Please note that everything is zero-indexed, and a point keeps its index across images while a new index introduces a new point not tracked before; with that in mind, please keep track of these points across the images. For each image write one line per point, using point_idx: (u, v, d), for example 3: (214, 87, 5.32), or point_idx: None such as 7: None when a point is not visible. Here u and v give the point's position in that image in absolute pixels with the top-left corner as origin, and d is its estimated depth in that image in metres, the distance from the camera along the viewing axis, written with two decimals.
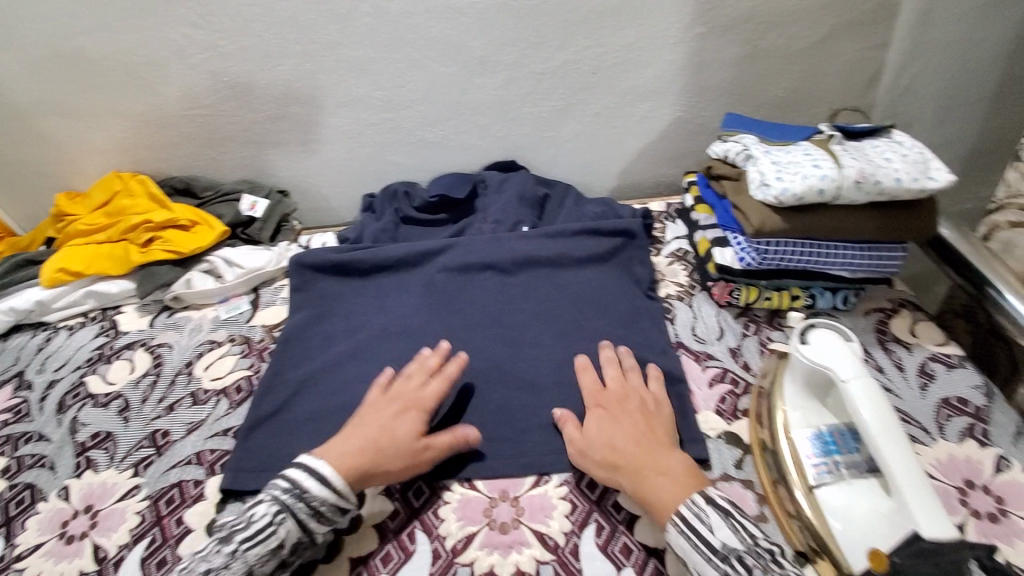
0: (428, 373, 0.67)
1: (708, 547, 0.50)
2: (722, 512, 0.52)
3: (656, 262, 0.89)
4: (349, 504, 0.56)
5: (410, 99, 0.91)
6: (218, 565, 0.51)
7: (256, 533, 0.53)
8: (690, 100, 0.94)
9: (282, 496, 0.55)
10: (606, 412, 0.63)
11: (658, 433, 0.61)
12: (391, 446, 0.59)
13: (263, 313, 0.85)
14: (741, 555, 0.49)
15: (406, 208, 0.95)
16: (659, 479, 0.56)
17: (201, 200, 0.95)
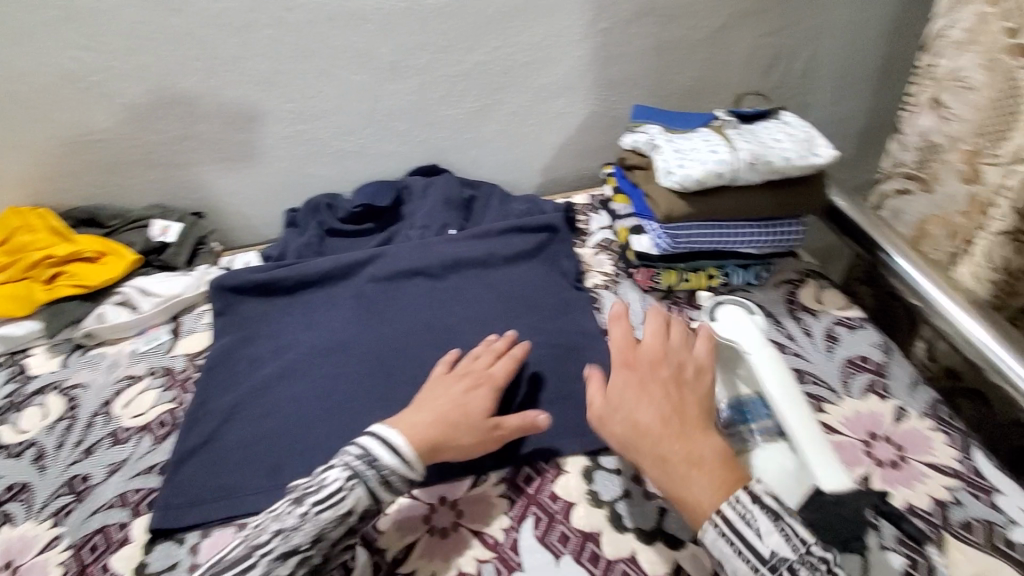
0: (497, 354, 0.68)
1: (752, 552, 0.46)
2: (771, 514, 0.47)
3: (582, 254, 0.91)
4: (417, 475, 0.57)
5: (324, 109, 0.90)
6: (290, 526, 0.52)
7: (329, 496, 0.53)
8: (603, 94, 0.97)
9: (354, 462, 0.55)
10: (632, 383, 0.56)
11: (693, 411, 0.55)
12: (467, 418, 0.60)
13: (185, 341, 0.82)
14: (792, 566, 0.45)
15: (330, 220, 0.94)
16: (693, 475, 0.50)
17: (108, 229, 0.91)
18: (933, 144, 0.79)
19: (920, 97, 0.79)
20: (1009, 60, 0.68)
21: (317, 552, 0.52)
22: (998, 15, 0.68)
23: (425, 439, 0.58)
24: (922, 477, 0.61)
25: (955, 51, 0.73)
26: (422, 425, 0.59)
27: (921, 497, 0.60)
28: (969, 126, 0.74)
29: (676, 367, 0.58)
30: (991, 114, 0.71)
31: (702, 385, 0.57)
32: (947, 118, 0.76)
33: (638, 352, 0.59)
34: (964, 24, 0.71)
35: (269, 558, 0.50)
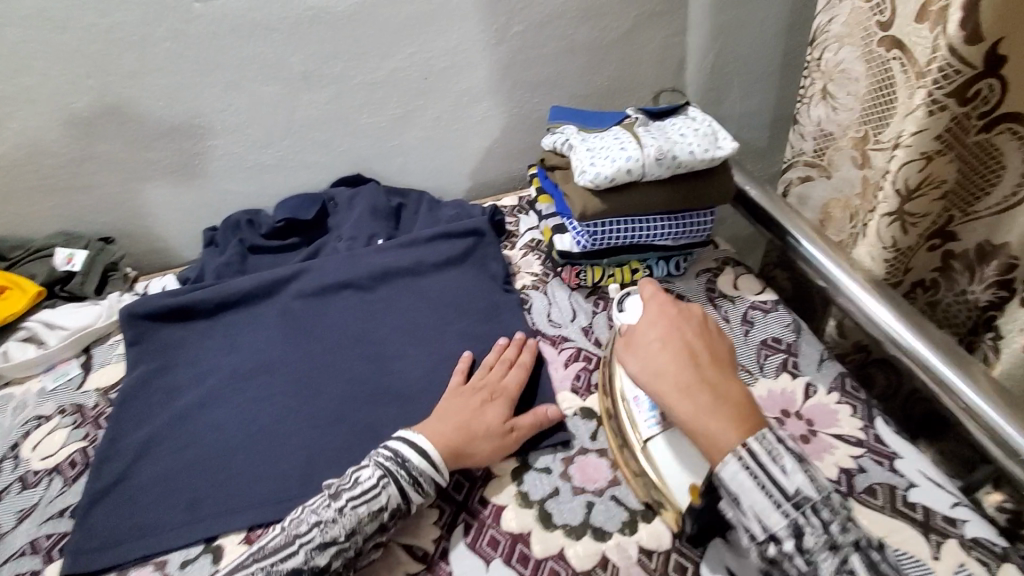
0: (508, 363, 0.72)
1: (775, 488, 0.48)
2: (794, 456, 0.49)
3: (511, 256, 0.92)
4: (444, 480, 0.60)
5: (236, 123, 0.87)
6: (328, 518, 0.55)
7: (363, 493, 0.56)
8: (524, 95, 0.98)
9: (385, 463, 0.59)
10: (664, 325, 0.59)
11: (719, 356, 0.57)
12: (489, 425, 0.64)
13: (97, 375, 0.77)
14: (815, 504, 0.47)
15: (251, 237, 0.91)
16: (719, 411, 0.52)
17: (8, 261, 0.85)
18: (827, 132, 0.85)
19: (812, 88, 0.85)
20: (882, 51, 0.73)
21: (353, 546, 0.55)
22: (870, 10, 0.72)
23: (451, 446, 0.61)
24: (830, 448, 0.65)
25: (836, 45, 0.78)
26: (451, 432, 0.62)
27: (829, 468, 0.64)
28: (855, 115, 0.80)
29: (708, 319, 0.61)
30: (872, 102, 0.76)
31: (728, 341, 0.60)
32: (836, 108, 0.82)
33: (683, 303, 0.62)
34: (842, 18, 0.76)
35: (309, 549, 0.53)
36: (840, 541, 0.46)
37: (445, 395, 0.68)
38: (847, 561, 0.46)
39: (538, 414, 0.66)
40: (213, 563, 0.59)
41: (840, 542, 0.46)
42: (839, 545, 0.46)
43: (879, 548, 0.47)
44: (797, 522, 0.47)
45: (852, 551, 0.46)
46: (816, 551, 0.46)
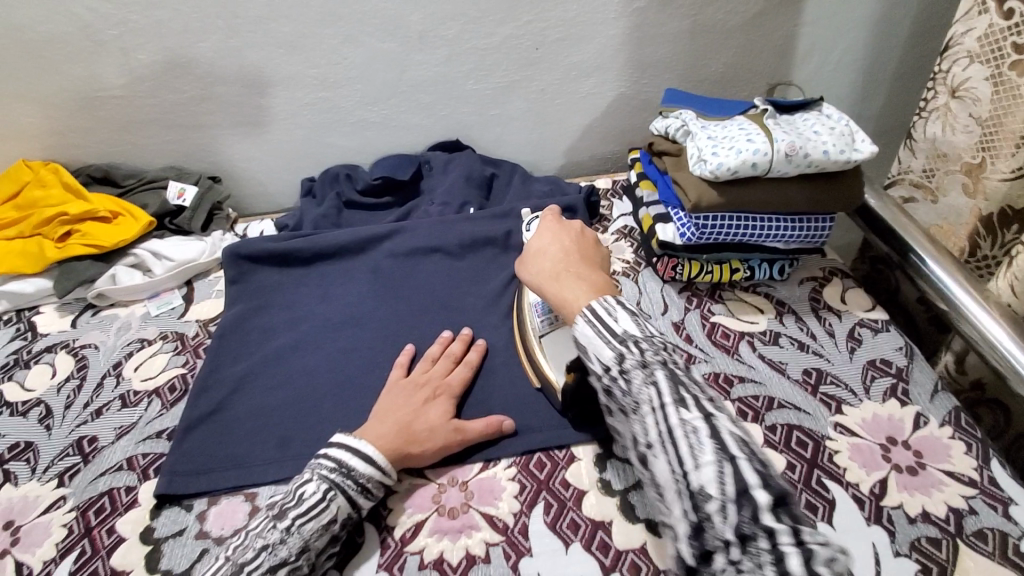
0: (453, 360, 0.69)
1: (609, 335, 0.48)
2: (630, 312, 0.50)
3: (603, 240, 0.89)
4: (391, 479, 0.58)
5: (347, 76, 0.87)
6: (275, 541, 0.50)
7: (311, 509, 0.52)
8: (633, 75, 0.94)
9: (330, 475, 0.55)
10: (546, 229, 0.64)
11: (589, 252, 0.61)
12: (432, 425, 0.61)
13: (197, 308, 0.81)
14: (637, 341, 0.47)
15: (348, 191, 0.93)
16: (575, 282, 0.55)
17: (122, 188, 0.89)
18: (941, 152, 0.78)
19: (934, 102, 0.76)
20: (1016, 76, 0.66)
21: (305, 562, 0.51)
22: (1010, 29, 0.65)
23: (398, 446, 0.58)
24: (939, 484, 0.60)
25: (966, 60, 0.70)
26: (394, 434, 0.59)
27: (939, 504, 0.59)
28: (973, 138, 0.73)
29: (587, 231, 0.64)
30: (992, 127, 0.71)
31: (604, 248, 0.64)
32: (953, 128, 0.75)
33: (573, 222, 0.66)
34: (977, 33, 0.68)
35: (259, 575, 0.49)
36: (648, 359, 0.46)
37: (388, 388, 0.65)
38: (652, 375, 0.45)
39: (489, 423, 0.63)
40: None
41: (648, 360, 0.46)
42: (647, 363, 0.45)
43: (688, 367, 0.46)
44: (623, 357, 0.47)
45: (656, 366, 0.45)
46: (631, 372, 0.46)
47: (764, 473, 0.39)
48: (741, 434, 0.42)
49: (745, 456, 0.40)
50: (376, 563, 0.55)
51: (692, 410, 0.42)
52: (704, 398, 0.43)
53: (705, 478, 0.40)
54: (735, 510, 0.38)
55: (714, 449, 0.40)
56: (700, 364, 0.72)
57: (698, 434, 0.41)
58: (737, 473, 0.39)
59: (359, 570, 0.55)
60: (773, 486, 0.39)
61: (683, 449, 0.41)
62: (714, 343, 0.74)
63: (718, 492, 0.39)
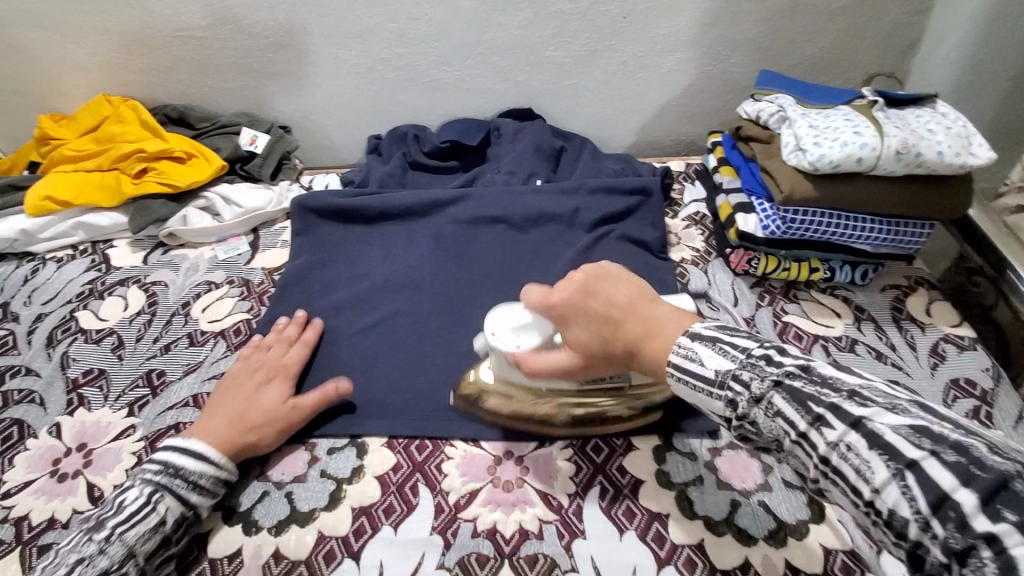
0: (288, 342, 0.66)
1: (707, 384, 0.43)
2: (709, 340, 0.44)
3: (672, 225, 0.86)
4: (231, 475, 0.56)
5: (425, 33, 0.85)
6: (92, 552, 0.48)
7: (131, 515, 0.50)
8: (722, 53, 0.89)
9: (155, 477, 0.53)
10: (568, 317, 0.52)
11: (624, 297, 0.50)
12: (269, 406, 0.59)
13: (263, 256, 0.81)
14: (736, 375, 0.41)
15: (415, 152, 0.92)
16: (654, 340, 0.48)
17: (196, 131, 0.90)
18: None
19: None
20: None
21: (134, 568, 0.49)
22: None
23: (235, 442, 0.56)
24: None
25: None
26: (229, 429, 0.56)
27: None
28: None
29: (590, 277, 0.51)
30: None
31: (614, 268, 0.52)
32: None
33: (569, 279, 0.52)
34: None
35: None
36: (760, 391, 0.40)
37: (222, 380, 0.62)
38: (773, 406, 0.39)
39: (323, 391, 0.60)
40: (359, 457, 0.60)
41: (760, 392, 0.40)
42: (760, 394, 0.40)
43: (803, 367, 0.39)
44: (735, 402, 0.41)
45: (771, 394, 0.39)
46: (752, 414, 0.40)
47: (966, 464, 0.31)
48: (913, 420, 0.34)
49: (927, 451, 0.32)
50: (430, 525, 0.55)
51: (835, 427, 0.35)
52: (839, 404, 0.36)
53: (892, 500, 0.32)
54: (940, 525, 0.30)
55: (884, 460, 0.33)
56: None
57: (856, 450, 0.34)
58: (925, 479, 0.31)
59: (413, 531, 0.54)
60: (982, 477, 0.30)
61: (851, 477, 0.34)
62: (785, 344, 0.71)
63: (913, 512, 0.31)
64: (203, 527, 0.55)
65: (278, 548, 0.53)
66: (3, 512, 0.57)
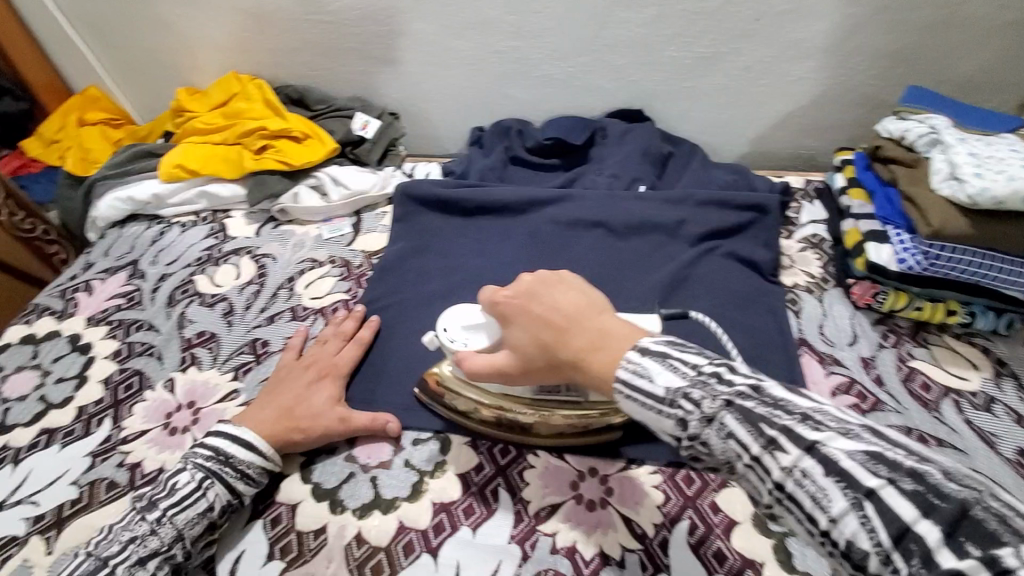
0: (344, 338, 0.68)
1: (654, 403, 0.39)
2: (658, 355, 0.41)
3: (786, 246, 0.80)
4: (275, 466, 0.57)
5: (543, 26, 0.83)
6: (143, 532, 0.51)
7: (182, 499, 0.53)
8: (861, 64, 0.81)
9: (206, 463, 0.55)
10: (511, 317, 0.50)
11: (569, 304, 0.47)
12: (314, 408, 0.60)
13: (364, 239, 0.83)
14: (687, 394, 0.39)
15: (517, 147, 0.91)
16: (595, 350, 0.44)
17: (313, 112, 0.94)
18: None
19: None
20: None
21: (180, 551, 0.51)
22: None
23: (280, 438, 0.57)
24: None
25: None
26: (276, 425, 0.58)
27: None
28: None
29: (541, 282, 0.50)
30: None
31: (570, 277, 0.50)
32: None
33: (521, 283, 0.51)
34: None
35: (126, 566, 0.49)
36: (711, 411, 0.37)
37: (278, 371, 0.64)
38: (725, 428, 0.37)
39: (375, 418, 0.60)
40: (442, 452, 0.60)
41: (711, 412, 0.37)
42: (711, 415, 0.37)
43: (753, 388, 0.37)
44: (684, 421, 0.38)
45: (723, 414, 0.37)
46: (703, 435, 0.38)
47: (923, 493, 0.30)
48: (866, 447, 0.33)
49: (884, 480, 0.31)
50: (508, 533, 0.54)
51: (790, 451, 0.34)
52: (792, 427, 0.35)
53: (850, 531, 0.31)
54: (902, 559, 0.29)
55: (843, 490, 0.32)
56: (888, 413, 0.62)
57: (814, 478, 0.33)
58: (885, 510, 0.30)
59: (491, 538, 0.53)
60: (941, 506, 0.29)
61: (808, 504, 0.33)
62: (910, 393, 0.63)
63: (872, 545, 0.30)
64: (292, 498, 0.57)
65: (361, 532, 0.54)
66: (120, 456, 0.61)
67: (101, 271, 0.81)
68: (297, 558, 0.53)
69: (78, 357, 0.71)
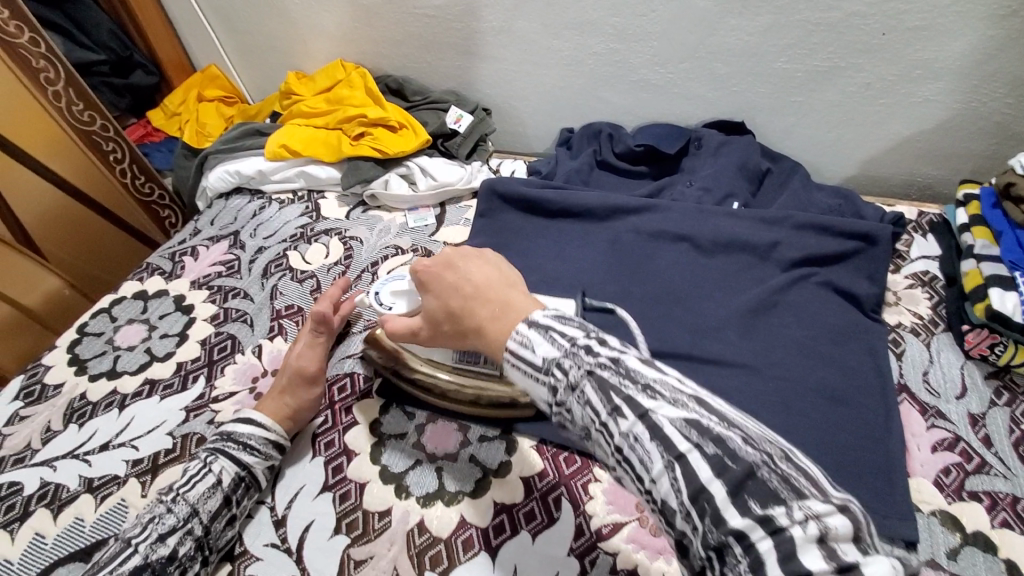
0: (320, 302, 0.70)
1: (535, 372, 0.41)
2: (542, 327, 0.42)
3: (891, 281, 0.73)
4: (277, 435, 0.59)
5: (647, 31, 0.80)
6: (159, 513, 0.53)
7: (191, 476, 0.55)
8: (999, 90, 0.73)
9: (213, 444, 0.58)
10: (427, 285, 0.50)
11: (481, 277, 0.47)
12: (301, 365, 0.63)
13: (446, 230, 0.85)
14: (558, 364, 0.40)
15: (606, 151, 0.89)
16: (495, 319, 0.44)
17: (410, 103, 0.97)
18: None
19: None
20: None
21: (198, 525, 0.53)
22: None
23: (281, 411, 0.61)
24: None
25: None
26: (275, 401, 0.61)
27: None
28: None
29: (460, 256, 0.50)
30: None
31: (489, 254, 0.50)
32: None
33: (441, 254, 0.51)
34: None
35: (147, 544, 0.51)
36: (574, 379, 0.39)
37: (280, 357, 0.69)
38: (584, 396, 0.38)
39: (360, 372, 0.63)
40: (507, 452, 0.60)
41: (575, 380, 0.39)
42: (575, 383, 0.39)
43: (612, 359, 0.39)
44: (556, 389, 0.40)
45: (583, 383, 0.39)
46: (568, 402, 0.40)
47: (722, 456, 0.33)
48: (689, 415, 0.35)
49: (693, 444, 0.34)
50: (569, 545, 0.53)
51: (627, 417, 0.36)
52: (633, 396, 0.37)
53: (664, 488, 0.35)
54: (698, 517, 0.33)
55: (660, 453, 0.35)
56: (996, 478, 0.56)
57: (642, 443, 0.35)
58: (690, 471, 0.33)
59: (552, 548, 0.53)
60: (733, 468, 0.33)
61: (638, 465, 0.36)
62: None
63: (677, 503, 0.34)
64: (362, 476, 0.59)
65: (423, 520, 0.56)
66: (210, 413, 0.66)
67: (207, 238, 0.88)
68: (361, 536, 0.55)
69: (181, 317, 0.77)
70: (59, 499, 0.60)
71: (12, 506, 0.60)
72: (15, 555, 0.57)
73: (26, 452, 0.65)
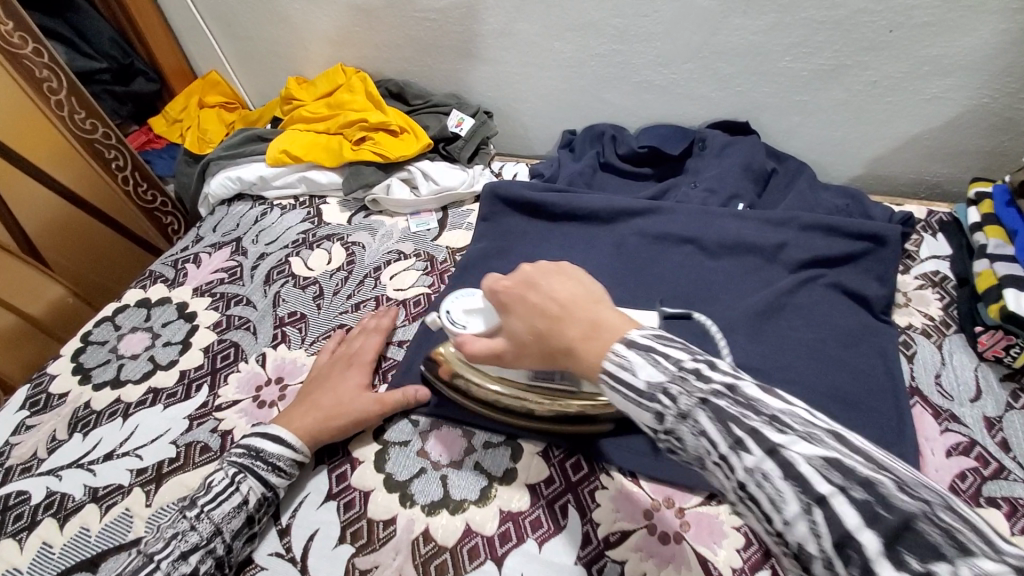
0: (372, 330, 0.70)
1: (637, 397, 0.37)
2: (642, 349, 0.38)
3: (901, 282, 0.72)
4: (304, 457, 0.59)
5: (649, 32, 0.80)
6: (183, 529, 0.53)
7: (219, 495, 0.54)
8: (1011, 85, 0.72)
9: (238, 460, 0.57)
10: (506, 301, 0.49)
11: (566, 295, 0.45)
12: (348, 387, 0.63)
13: (449, 235, 0.84)
14: (667, 389, 0.36)
15: (609, 153, 0.88)
16: (586, 340, 0.41)
17: (411, 107, 0.97)
18: None
19: None
20: None
21: (220, 544, 0.53)
22: None
23: (317, 432, 0.59)
24: None
25: None
26: (312, 421, 0.59)
27: None
28: None
29: (544, 271, 0.48)
30: None
31: (571, 268, 0.48)
32: None
33: (521, 271, 0.49)
34: None
35: (169, 561, 0.51)
36: (686, 408, 0.35)
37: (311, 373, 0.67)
38: (698, 425, 0.34)
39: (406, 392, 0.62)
40: (512, 459, 0.59)
41: (686, 408, 0.35)
42: (687, 412, 0.35)
43: (730, 386, 0.35)
44: (663, 416, 0.36)
45: (697, 412, 0.35)
46: (679, 430, 0.36)
47: (872, 502, 0.28)
48: (827, 452, 0.30)
49: (837, 487, 0.29)
50: (577, 554, 0.52)
51: (752, 452, 0.32)
52: (759, 429, 0.32)
53: (801, 535, 0.29)
54: (842, 566, 0.28)
55: (795, 494, 0.30)
56: (1012, 483, 0.55)
57: (770, 480, 0.31)
58: (832, 517, 0.28)
59: (560, 558, 0.52)
60: (886, 517, 0.27)
61: (765, 504, 0.31)
62: None
63: (817, 550, 0.29)
64: (366, 484, 0.59)
65: (428, 528, 0.55)
66: (214, 421, 0.66)
67: (209, 246, 0.87)
68: (366, 545, 0.55)
69: (185, 324, 0.77)
70: (65, 509, 0.60)
71: (20, 515, 0.60)
72: (24, 564, 0.57)
73: (33, 461, 0.65)
